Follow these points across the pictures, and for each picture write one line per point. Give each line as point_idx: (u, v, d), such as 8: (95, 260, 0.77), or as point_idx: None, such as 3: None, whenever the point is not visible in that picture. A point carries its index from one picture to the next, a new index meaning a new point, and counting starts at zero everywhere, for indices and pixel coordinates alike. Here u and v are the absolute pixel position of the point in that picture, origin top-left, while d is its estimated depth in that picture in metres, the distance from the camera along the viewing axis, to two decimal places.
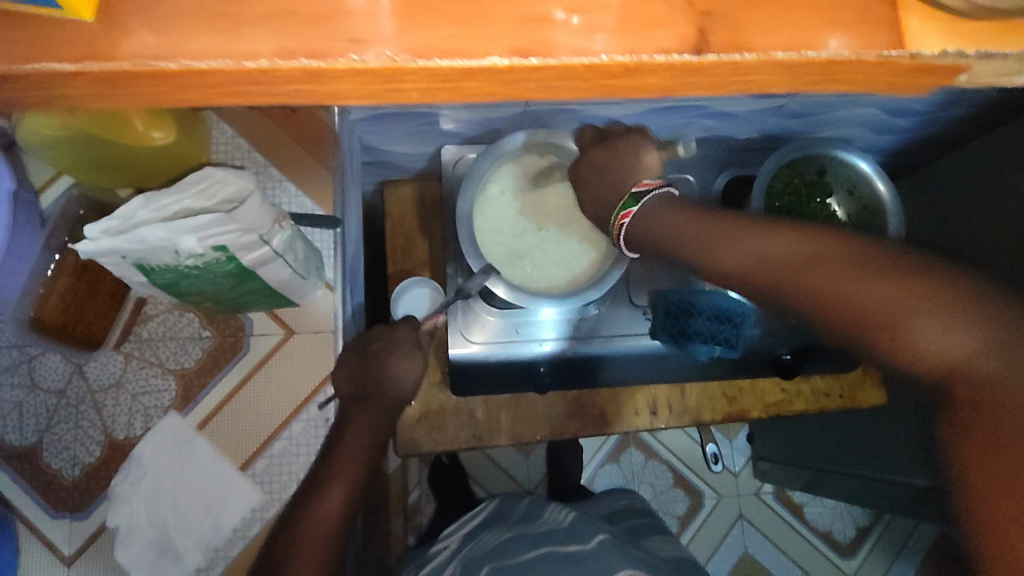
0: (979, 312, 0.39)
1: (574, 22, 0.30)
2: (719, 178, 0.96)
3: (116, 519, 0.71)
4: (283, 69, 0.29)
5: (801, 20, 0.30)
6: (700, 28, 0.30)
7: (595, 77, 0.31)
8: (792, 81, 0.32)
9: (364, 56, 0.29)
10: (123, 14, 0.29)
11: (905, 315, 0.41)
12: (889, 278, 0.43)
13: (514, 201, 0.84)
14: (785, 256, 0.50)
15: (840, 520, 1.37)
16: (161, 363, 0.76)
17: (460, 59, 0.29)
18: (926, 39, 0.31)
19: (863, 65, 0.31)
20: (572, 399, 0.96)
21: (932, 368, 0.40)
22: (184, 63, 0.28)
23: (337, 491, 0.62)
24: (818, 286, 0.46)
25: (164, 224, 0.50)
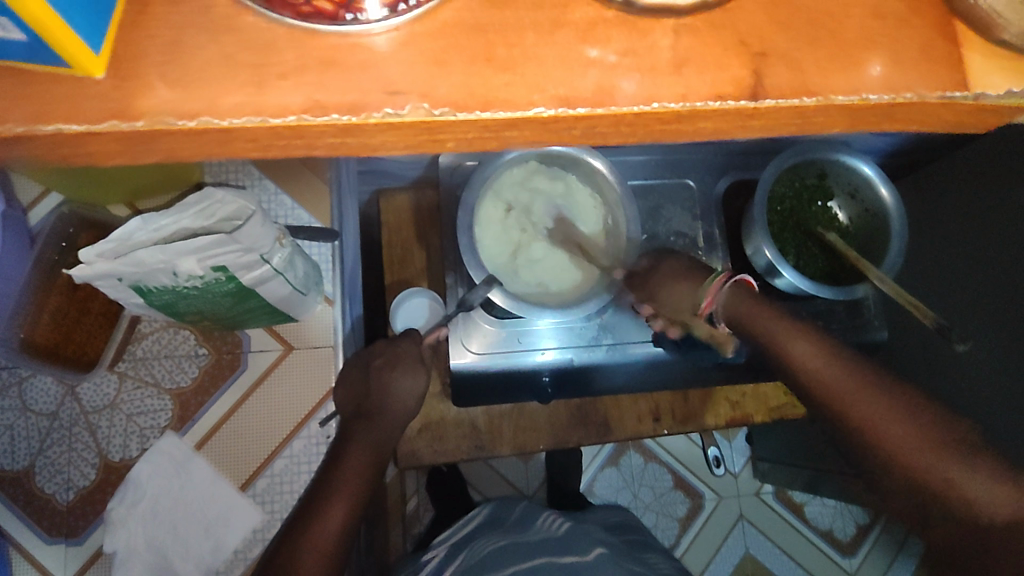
0: (1015, 479, 0.47)
1: (610, 60, 0.29)
2: (720, 183, 0.95)
3: (115, 544, 0.69)
4: (313, 125, 0.28)
5: (845, 53, 0.30)
6: (757, 70, 0.29)
7: (645, 124, 0.30)
8: (853, 123, 0.31)
9: (400, 110, 0.28)
10: (139, 68, 0.28)
11: (949, 463, 0.49)
12: (920, 427, 0.51)
13: (534, 205, 0.84)
14: (831, 375, 0.58)
15: (840, 519, 1.37)
16: (157, 383, 0.74)
17: (503, 111, 0.28)
18: (993, 77, 0.30)
19: (926, 107, 0.31)
20: (575, 407, 0.98)
21: (978, 516, 0.47)
22: (204, 120, 0.27)
23: (339, 511, 0.61)
24: (874, 420, 0.53)
25: (162, 247, 0.48)
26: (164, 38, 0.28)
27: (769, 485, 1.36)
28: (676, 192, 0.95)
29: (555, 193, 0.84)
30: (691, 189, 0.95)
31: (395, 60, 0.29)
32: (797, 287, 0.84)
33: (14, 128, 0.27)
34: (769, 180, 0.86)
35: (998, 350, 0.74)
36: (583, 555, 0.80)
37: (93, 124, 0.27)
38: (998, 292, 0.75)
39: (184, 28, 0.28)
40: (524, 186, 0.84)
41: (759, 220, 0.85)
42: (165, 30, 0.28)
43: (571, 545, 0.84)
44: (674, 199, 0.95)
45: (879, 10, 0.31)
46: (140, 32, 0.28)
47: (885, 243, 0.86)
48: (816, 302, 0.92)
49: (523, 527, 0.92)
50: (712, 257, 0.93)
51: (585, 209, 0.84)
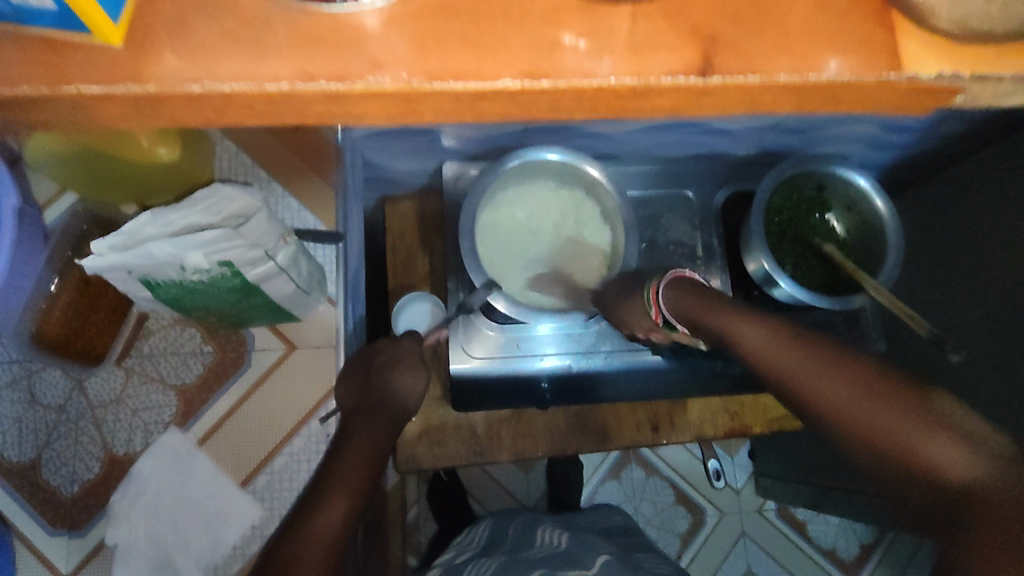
0: (982, 441, 0.43)
1: (581, 46, 0.31)
2: (719, 194, 0.97)
3: (116, 537, 0.70)
4: (303, 92, 0.30)
5: (803, 44, 0.31)
6: (705, 52, 0.31)
7: (604, 99, 0.31)
8: (797, 104, 0.32)
9: (381, 79, 0.30)
10: (151, 39, 0.30)
11: (911, 429, 0.45)
12: (878, 389, 0.48)
13: (541, 213, 0.86)
14: (780, 350, 0.56)
15: (844, 537, 1.36)
16: (162, 379, 0.76)
17: (474, 81, 0.30)
18: (924, 61, 0.31)
19: (864, 87, 0.31)
20: (574, 414, 0.98)
21: (944, 483, 0.43)
22: (207, 84, 0.29)
23: (337, 505, 0.59)
24: (827, 393, 0.51)
25: (170, 240, 0.51)
26: (172, 14, 0.30)
27: (771, 502, 1.35)
28: (673, 203, 0.96)
29: (564, 202, 0.86)
30: (691, 202, 0.97)
31: (383, 40, 0.30)
32: (794, 296, 0.84)
33: (42, 89, 0.29)
34: (764, 193, 0.87)
35: (995, 361, 0.74)
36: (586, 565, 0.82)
37: (111, 85, 0.29)
38: (999, 302, 0.75)
39: (189, 7, 0.30)
40: (534, 193, 0.86)
41: (756, 231, 0.86)
42: (174, 8, 0.30)
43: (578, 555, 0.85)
44: (672, 209, 0.96)
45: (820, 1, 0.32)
46: (152, 8, 0.30)
47: (883, 252, 0.87)
48: (814, 313, 0.92)
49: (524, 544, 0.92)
50: (710, 266, 0.94)
51: (597, 223, 0.86)
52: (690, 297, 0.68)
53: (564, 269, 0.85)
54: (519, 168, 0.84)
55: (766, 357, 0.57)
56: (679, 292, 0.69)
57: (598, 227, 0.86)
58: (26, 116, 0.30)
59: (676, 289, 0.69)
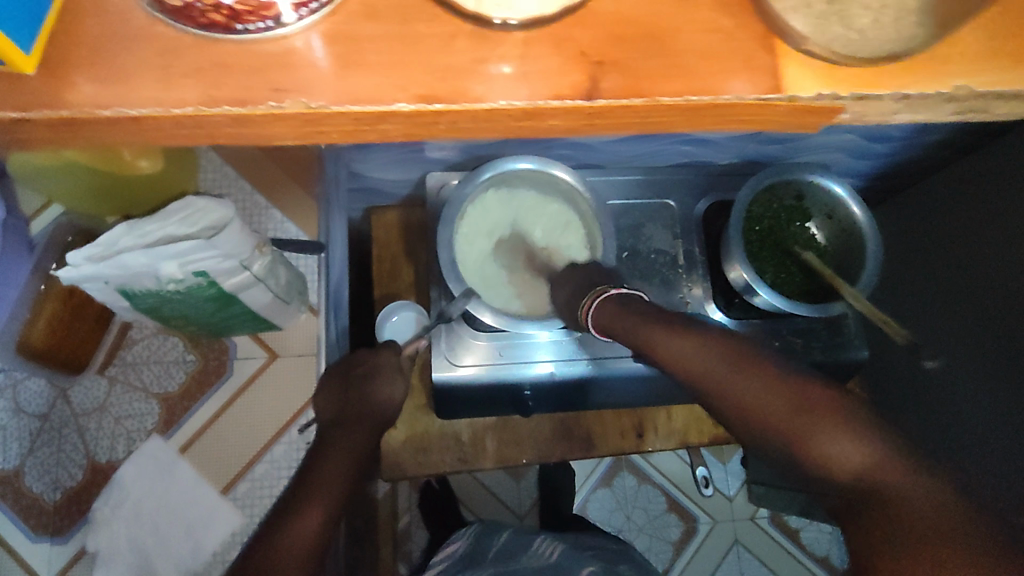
0: (874, 432, 0.44)
1: (507, 71, 0.33)
2: (700, 204, 0.97)
3: (97, 543, 0.71)
4: (210, 115, 0.32)
5: (705, 69, 0.34)
6: (592, 75, 0.33)
7: (503, 122, 0.34)
8: (688, 121, 0.35)
9: (282, 103, 0.32)
10: (67, 69, 0.32)
11: (811, 429, 0.45)
12: (780, 392, 0.48)
13: (520, 222, 0.87)
14: (690, 357, 0.55)
15: (837, 544, 1.36)
16: (145, 387, 0.77)
17: (370, 105, 0.32)
18: (804, 82, 0.34)
19: (747, 106, 0.34)
20: (559, 421, 0.99)
21: (841, 478, 0.43)
22: (115, 110, 0.31)
23: (314, 512, 0.59)
24: (741, 395, 0.50)
25: (145, 251, 0.52)
26: (89, 44, 0.32)
27: (763, 509, 1.35)
28: (658, 213, 0.97)
29: (543, 212, 0.87)
30: (669, 211, 0.97)
31: (306, 63, 0.33)
32: (772, 305, 0.85)
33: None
34: (744, 200, 0.88)
35: (979, 366, 0.74)
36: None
37: (29, 110, 0.31)
38: (975, 310, 0.76)
39: (110, 38, 0.32)
40: (513, 202, 0.87)
41: (735, 240, 0.87)
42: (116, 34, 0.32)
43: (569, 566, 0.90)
44: (654, 218, 0.97)
45: (713, 25, 0.35)
46: (68, 39, 0.32)
47: (860, 261, 0.87)
48: (796, 321, 0.92)
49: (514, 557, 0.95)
50: (692, 274, 0.95)
51: (576, 231, 0.86)
52: (611, 307, 0.67)
53: (541, 276, 0.85)
54: (499, 177, 0.85)
55: (680, 363, 0.56)
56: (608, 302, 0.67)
57: (577, 236, 0.86)
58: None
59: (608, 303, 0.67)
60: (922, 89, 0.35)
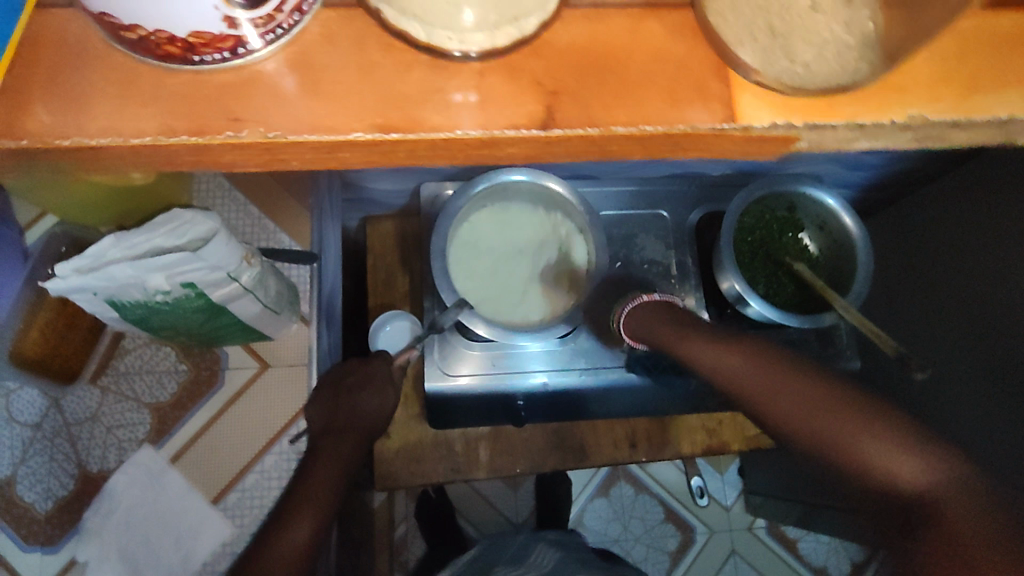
0: (937, 450, 0.43)
1: (470, 100, 0.32)
2: (694, 214, 0.97)
3: (87, 554, 0.71)
4: (166, 145, 0.31)
5: (669, 96, 0.32)
6: (547, 106, 0.32)
7: (461, 149, 0.32)
8: (643, 151, 0.33)
9: (239, 133, 0.31)
10: (40, 99, 0.31)
11: (861, 441, 0.45)
12: (827, 401, 0.48)
13: (513, 234, 0.87)
14: (733, 367, 0.56)
15: (835, 555, 1.35)
16: (137, 397, 0.78)
17: (327, 134, 0.31)
18: (757, 112, 0.33)
19: (701, 137, 0.33)
20: (552, 431, 0.99)
21: (898, 492, 0.43)
22: (76, 140, 0.30)
23: (304, 524, 0.59)
24: (784, 406, 0.50)
25: (132, 263, 0.52)
26: (47, 73, 0.31)
27: (762, 519, 1.34)
28: (650, 223, 0.97)
29: (536, 223, 0.87)
30: (665, 220, 0.97)
31: (269, 88, 0.31)
32: (765, 317, 0.85)
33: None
34: (735, 212, 0.88)
35: (966, 375, 0.74)
36: None
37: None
38: (968, 323, 0.75)
39: (69, 68, 0.31)
40: (505, 213, 0.87)
41: (727, 251, 0.87)
42: (84, 57, 0.31)
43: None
44: (648, 229, 0.97)
45: (661, 54, 0.33)
46: (30, 68, 0.31)
47: (852, 273, 0.88)
48: (789, 332, 0.92)
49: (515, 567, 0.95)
50: (685, 286, 0.95)
51: (569, 241, 0.86)
52: (653, 316, 0.68)
53: (537, 285, 0.85)
54: (488, 189, 0.85)
55: (720, 372, 0.57)
56: (652, 312, 0.68)
57: (570, 245, 0.86)
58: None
59: (643, 309, 0.70)
60: (876, 118, 0.32)
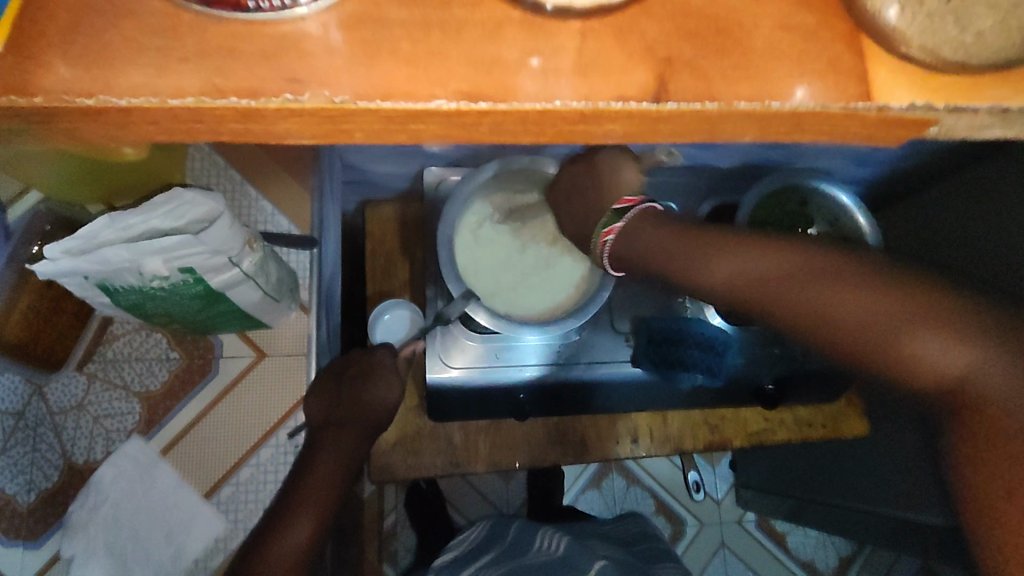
0: (982, 329, 0.35)
1: (535, 66, 0.27)
2: (704, 205, 0.93)
3: (71, 549, 0.68)
4: (212, 108, 0.26)
5: (779, 69, 0.28)
6: (659, 76, 0.27)
7: (553, 125, 0.28)
8: (758, 132, 0.29)
9: (299, 97, 0.26)
10: (43, 49, 0.26)
11: (903, 331, 0.37)
12: (888, 292, 0.38)
13: (517, 224, 0.82)
14: (776, 274, 0.44)
15: (822, 549, 1.33)
16: (126, 386, 0.75)
17: (404, 102, 0.26)
18: (897, 90, 0.28)
19: (830, 118, 0.28)
20: (553, 425, 0.94)
21: (930, 378, 0.36)
22: (102, 99, 0.25)
23: (304, 522, 0.58)
24: (814, 299, 0.41)
25: (127, 245, 0.48)
26: (69, 20, 0.26)
27: (751, 513, 1.32)
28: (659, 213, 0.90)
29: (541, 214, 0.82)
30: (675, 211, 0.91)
31: (331, 51, 0.27)
32: None
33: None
34: (751, 203, 0.86)
35: None
36: (584, 569, 0.76)
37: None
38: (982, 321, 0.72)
39: (91, 13, 0.26)
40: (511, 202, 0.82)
41: None
42: (101, 5, 0.26)
43: (572, 562, 0.78)
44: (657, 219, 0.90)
45: (788, 22, 0.29)
46: (48, 11, 0.26)
47: None
48: None
49: (519, 551, 0.87)
50: None
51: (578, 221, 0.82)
52: (663, 231, 0.53)
53: (540, 279, 0.81)
54: (493, 175, 0.82)
55: (745, 288, 0.46)
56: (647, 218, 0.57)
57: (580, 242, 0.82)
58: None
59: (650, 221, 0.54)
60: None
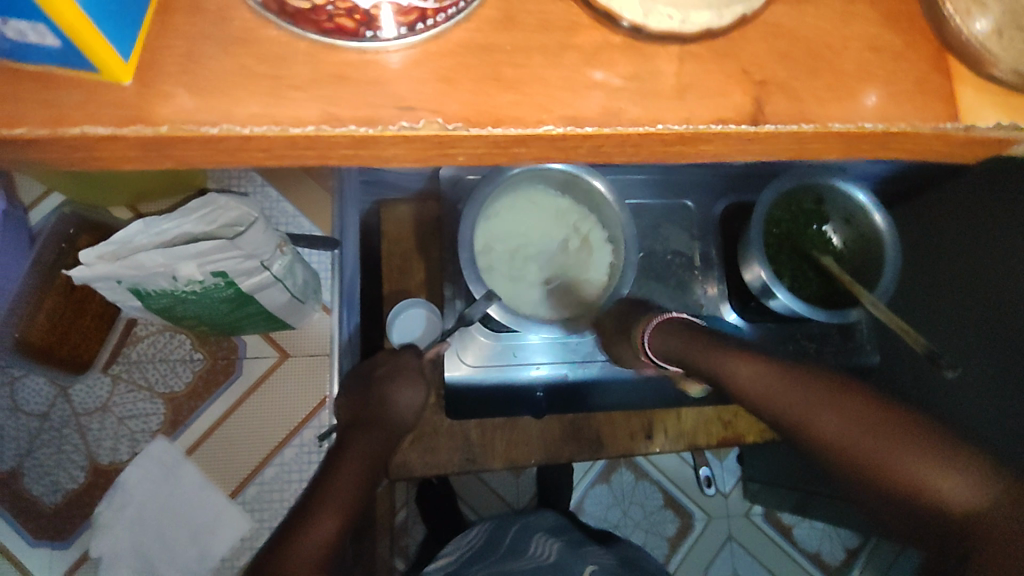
0: (984, 468, 0.40)
1: (616, 84, 0.27)
2: (719, 204, 0.90)
3: (100, 549, 0.70)
4: (329, 137, 0.25)
5: (871, 88, 0.27)
6: (755, 98, 0.27)
7: (646, 146, 0.27)
8: (843, 152, 0.29)
9: (411, 124, 0.25)
10: (159, 78, 0.25)
11: (913, 462, 0.42)
12: (877, 422, 0.45)
13: (540, 220, 0.82)
14: (775, 390, 0.53)
15: (828, 540, 1.30)
16: (150, 387, 0.75)
17: (514, 127, 0.25)
18: (982, 111, 0.27)
19: (917, 137, 0.28)
20: (568, 422, 0.91)
21: (944, 511, 0.40)
22: (224, 128, 0.25)
23: (329, 520, 0.55)
24: (817, 419, 0.48)
25: (163, 250, 0.49)
26: (181, 49, 0.25)
27: (759, 506, 1.29)
28: (673, 212, 0.91)
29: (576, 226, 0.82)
30: (690, 211, 0.91)
31: (424, 77, 0.26)
32: (790, 308, 0.78)
33: (37, 130, 0.24)
34: (768, 202, 0.80)
35: (992, 374, 0.66)
36: None
37: (115, 126, 0.24)
38: (987, 321, 0.68)
39: (201, 41, 0.25)
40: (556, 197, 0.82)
41: (755, 240, 0.79)
42: (194, 33, 0.26)
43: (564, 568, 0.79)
44: (672, 219, 0.91)
45: (875, 43, 0.28)
46: (162, 40, 0.25)
47: (879, 272, 0.79)
48: (810, 324, 0.85)
49: (514, 554, 0.87)
50: (708, 277, 0.88)
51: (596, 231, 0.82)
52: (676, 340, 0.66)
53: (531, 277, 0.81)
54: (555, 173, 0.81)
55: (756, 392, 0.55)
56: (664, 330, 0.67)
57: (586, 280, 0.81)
58: (20, 156, 0.25)
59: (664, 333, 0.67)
60: None
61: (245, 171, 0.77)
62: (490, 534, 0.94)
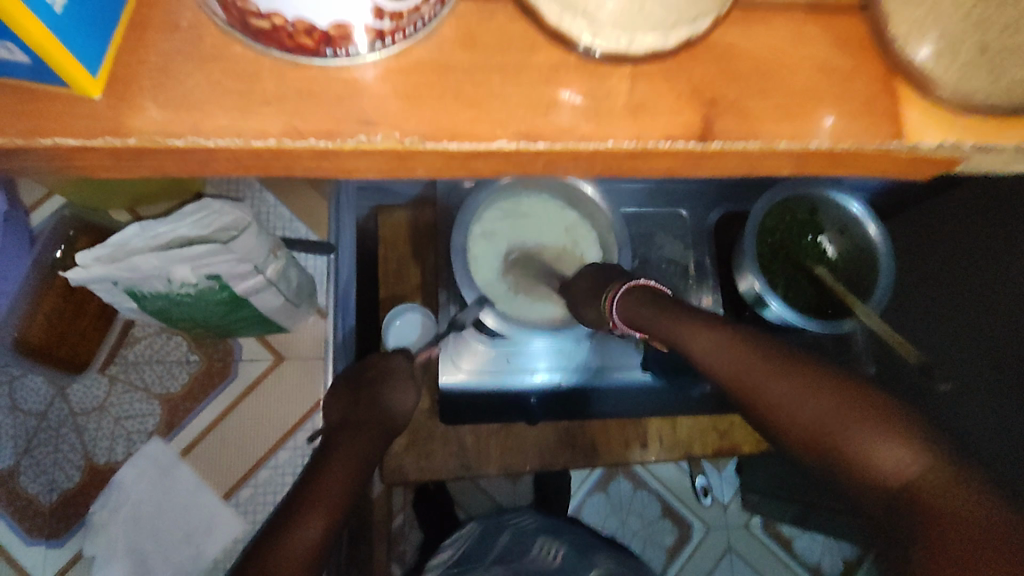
0: (929, 442, 0.37)
1: (576, 103, 0.27)
2: (713, 214, 0.91)
3: (93, 548, 0.70)
4: (294, 150, 0.26)
5: (821, 108, 0.28)
6: (705, 117, 0.28)
7: (603, 162, 0.28)
8: (795, 170, 0.29)
9: (374, 138, 0.26)
10: (133, 92, 0.26)
11: (863, 435, 0.39)
12: (830, 393, 0.43)
13: (536, 224, 0.83)
14: (734, 361, 0.51)
15: (828, 553, 1.29)
16: (147, 388, 0.76)
17: (468, 142, 0.26)
18: (927, 132, 0.28)
19: (864, 156, 0.28)
20: (563, 429, 0.90)
21: (884, 483, 0.37)
22: (193, 141, 0.25)
23: (317, 521, 0.55)
24: (772, 392, 0.46)
25: (157, 254, 0.50)
26: (155, 64, 0.26)
27: (758, 517, 1.29)
28: (668, 221, 0.91)
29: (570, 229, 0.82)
30: (684, 219, 0.91)
31: (386, 95, 0.27)
32: (784, 318, 0.78)
33: (17, 143, 0.25)
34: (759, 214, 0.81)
35: (980, 390, 0.67)
36: None
37: (92, 139, 0.25)
38: (978, 336, 0.68)
39: (173, 57, 0.26)
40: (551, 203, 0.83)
41: (749, 250, 0.80)
42: (166, 48, 0.26)
43: None
44: (667, 228, 0.91)
45: (824, 64, 0.29)
46: (137, 56, 0.26)
47: (872, 281, 0.80)
48: (805, 335, 0.85)
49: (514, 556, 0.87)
50: (701, 286, 0.88)
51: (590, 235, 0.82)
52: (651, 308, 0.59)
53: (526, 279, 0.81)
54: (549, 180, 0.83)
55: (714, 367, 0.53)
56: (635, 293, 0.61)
57: (580, 285, 0.82)
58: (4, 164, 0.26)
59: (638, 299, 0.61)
60: None
61: (250, 180, 0.79)
62: (483, 533, 0.93)
